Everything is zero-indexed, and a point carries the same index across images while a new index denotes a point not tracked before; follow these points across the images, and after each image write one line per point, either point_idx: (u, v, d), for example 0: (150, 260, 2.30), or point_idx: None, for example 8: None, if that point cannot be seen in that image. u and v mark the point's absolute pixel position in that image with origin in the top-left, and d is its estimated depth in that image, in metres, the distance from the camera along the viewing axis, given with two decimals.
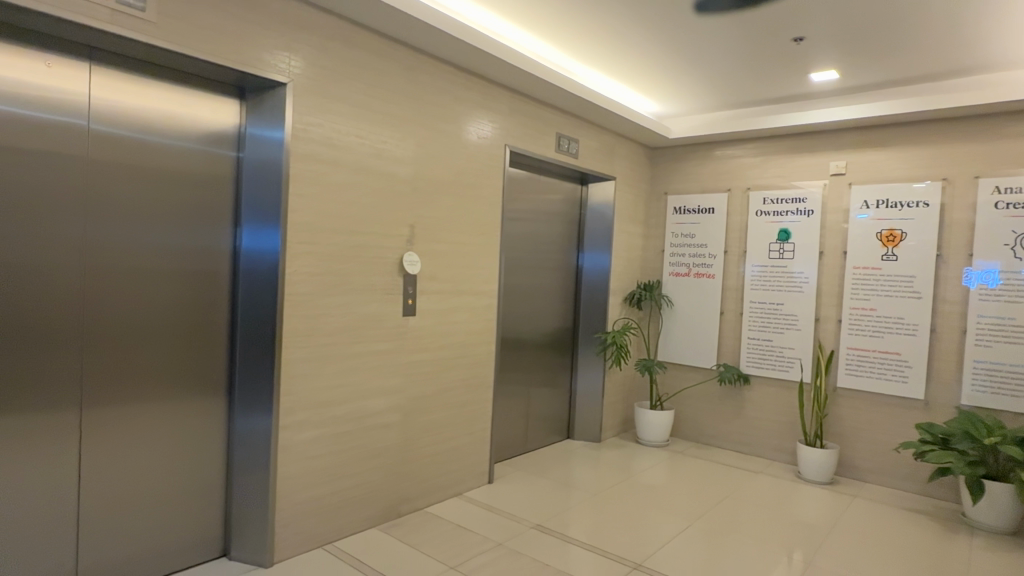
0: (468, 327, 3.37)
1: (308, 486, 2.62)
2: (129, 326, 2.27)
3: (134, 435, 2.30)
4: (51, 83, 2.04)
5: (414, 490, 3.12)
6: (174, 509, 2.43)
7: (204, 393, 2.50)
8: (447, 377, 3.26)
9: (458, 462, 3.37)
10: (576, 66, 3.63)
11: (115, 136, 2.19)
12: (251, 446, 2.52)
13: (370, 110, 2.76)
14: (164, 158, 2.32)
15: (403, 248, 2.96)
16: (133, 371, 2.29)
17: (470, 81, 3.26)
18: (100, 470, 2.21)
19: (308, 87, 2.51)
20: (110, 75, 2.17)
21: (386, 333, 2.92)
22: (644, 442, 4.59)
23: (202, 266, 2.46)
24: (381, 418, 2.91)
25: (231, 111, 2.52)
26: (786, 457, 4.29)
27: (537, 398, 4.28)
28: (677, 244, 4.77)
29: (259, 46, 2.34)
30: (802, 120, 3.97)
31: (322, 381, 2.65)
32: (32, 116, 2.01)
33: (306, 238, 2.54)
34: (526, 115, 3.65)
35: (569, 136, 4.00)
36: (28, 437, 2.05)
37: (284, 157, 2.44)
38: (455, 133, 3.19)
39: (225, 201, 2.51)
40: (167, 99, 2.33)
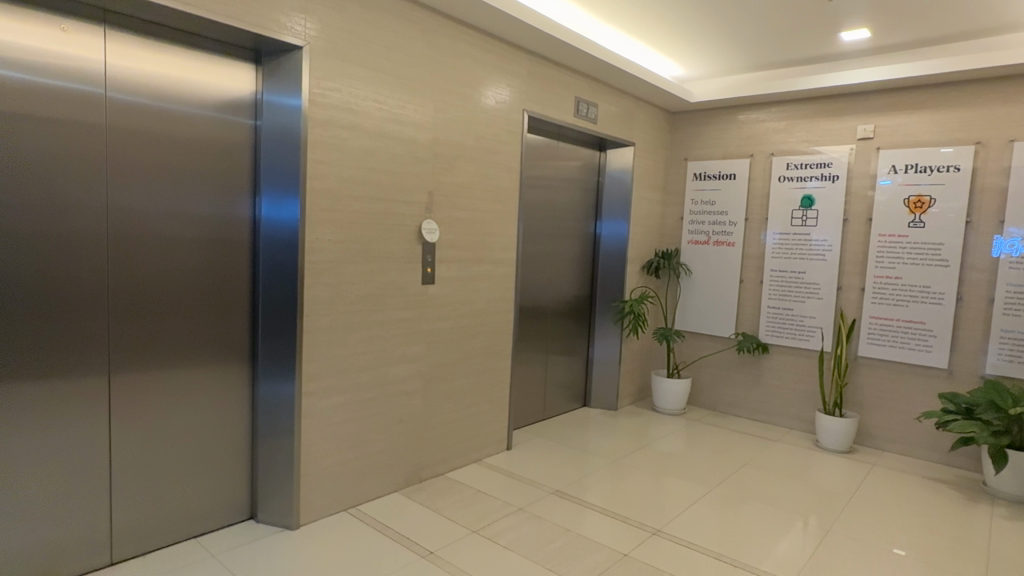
0: (487, 295, 3.36)
1: (331, 452, 2.66)
2: (153, 295, 2.29)
3: (163, 402, 2.34)
4: (67, 49, 2.02)
5: (434, 456, 3.16)
6: (202, 472, 2.49)
7: (229, 361, 2.53)
8: (466, 346, 3.26)
9: (478, 429, 3.40)
10: (596, 26, 3.52)
11: (133, 104, 2.17)
12: (274, 413, 2.56)
13: (387, 74, 2.70)
14: (183, 126, 2.31)
15: (422, 216, 2.94)
16: (159, 339, 2.32)
17: (488, 44, 3.18)
18: (130, 435, 2.26)
19: (324, 50, 2.46)
20: (125, 40, 2.14)
21: (406, 301, 2.92)
22: (661, 410, 4.60)
23: (223, 235, 2.46)
24: (402, 385, 2.93)
25: (248, 77, 2.48)
26: (804, 426, 4.28)
27: (554, 366, 4.29)
28: (697, 211, 4.68)
29: (274, 7, 2.28)
30: (830, 81, 3.83)
31: (344, 349, 2.66)
32: (51, 83, 1.99)
33: (325, 206, 2.52)
34: (544, 79, 3.56)
35: (588, 100, 3.90)
36: (61, 403, 2.10)
37: (302, 124, 2.41)
38: (474, 97, 3.13)
39: (244, 170, 2.50)
40: (182, 64, 2.29)
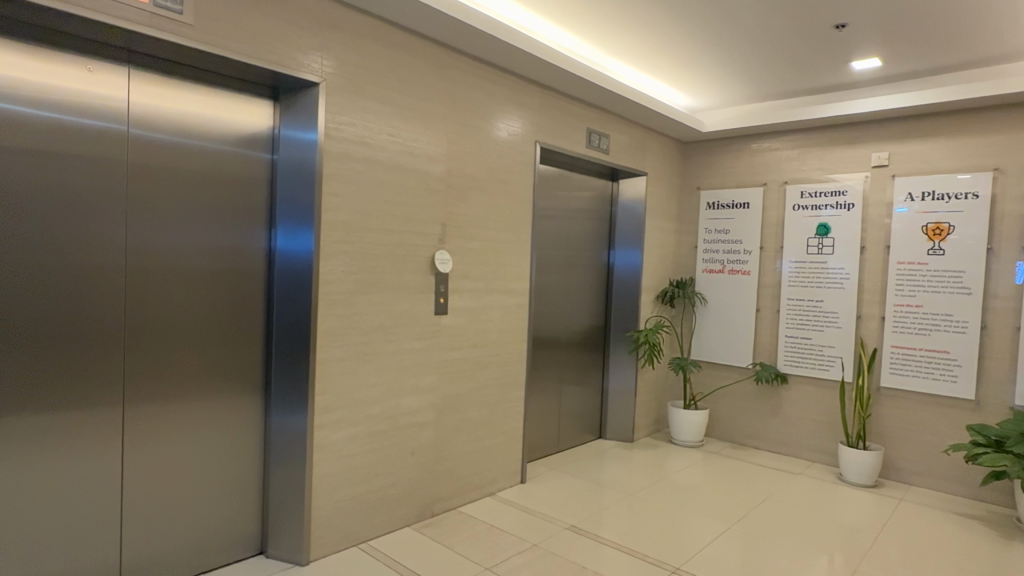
0: (500, 325, 3.34)
1: (343, 485, 2.63)
2: (168, 327, 2.30)
3: (175, 434, 2.34)
4: (91, 88, 2.08)
5: (447, 490, 3.11)
6: (213, 506, 2.47)
7: (242, 392, 2.53)
8: (479, 376, 3.24)
9: (492, 462, 3.35)
10: (605, 59, 3.57)
11: (153, 140, 2.23)
12: (286, 445, 2.54)
13: (401, 108, 2.75)
14: (201, 161, 2.36)
15: (435, 247, 2.95)
16: (173, 371, 2.32)
17: (499, 77, 3.23)
18: (143, 468, 2.26)
19: (340, 86, 2.51)
20: (148, 79, 2.21)
21: (419, 331, 2.91)
22: (678, 442, 4.51)
23: (239, 267, 2.49)
24: (414, 416, 2.90)
25: (265, 113, 2.53)
26: (827, 459, 4.16)
27: (569, 397, 4.23)
28: (711, 240, 4.66)
29: (293, 45, 2.35)
30: (842, 110, 3.83)
31: (357, 380, 2.65)
32: (74, 121, 2.05)
33: (339, 237, 2.55)
34: (556, 111, 3.61)
35: (599, 131, 3.94)
36: (74, 435, 2.10)
37: (317, 157, 2.44)
38: (486, 129, 3.17)
39: (260, 203, 2.54)
40: (202, 102, 2.35)
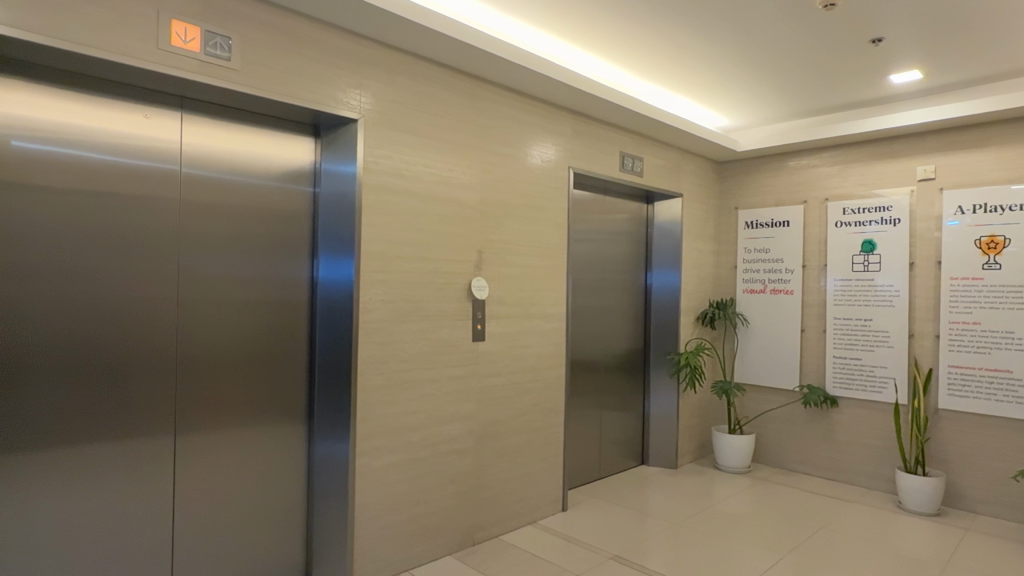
0: (538, 351, 3.34)
1: (384, 512, 2.64)
2: (216, 357, 2.39)
3: (223, 461, 2.40)
4: (148, 133, 2.21)
5: (488, 518, 3.09)
6: (260, 533, 2.51)
7: (286, 419, 2.58)
8: (518, 402, 3.23)
9: (532, 489, 3.32)
10: (637, 83, 3.60)
11: (203, 179, 2.34)
12: (330, 473, 2.58)
13: (436, 139, 2.82)
14: (248, 196, 2.46)
15: (472, 274, 2.99)
16: (222, 399, 2.40)
17: (532, 106, 3.28)
18: (194, 494, 2.33)
19: (378, 121, 2.60)
20: (199, 122, 2.33)
21: (458, 357, 2.93)
22: (723, 468, 4.38)
23: (283, 297, 2.57)
24: (453, 443, 2.91)
25: (307, 149, 2.63)
26: (883, 485, 3.97)
27: (609, 422, 4.17)
28: (751, 260, 4.58)
29: (333, 84, 2.45)
30: (882, 124, 3.75)
31: (397, 407, 2.68)
32: (132, 163, 2.18)
33: (379, 267, 2.61)
34: (589, 136, 3.64)
35: (633, 154, 3.95)
36: (130, 462, 2.18)
37: (357, 189, 2.52)
38: (520, 156, 3.21)
39: (303, 235, 2.63)
40: (248, 141, 2.46)
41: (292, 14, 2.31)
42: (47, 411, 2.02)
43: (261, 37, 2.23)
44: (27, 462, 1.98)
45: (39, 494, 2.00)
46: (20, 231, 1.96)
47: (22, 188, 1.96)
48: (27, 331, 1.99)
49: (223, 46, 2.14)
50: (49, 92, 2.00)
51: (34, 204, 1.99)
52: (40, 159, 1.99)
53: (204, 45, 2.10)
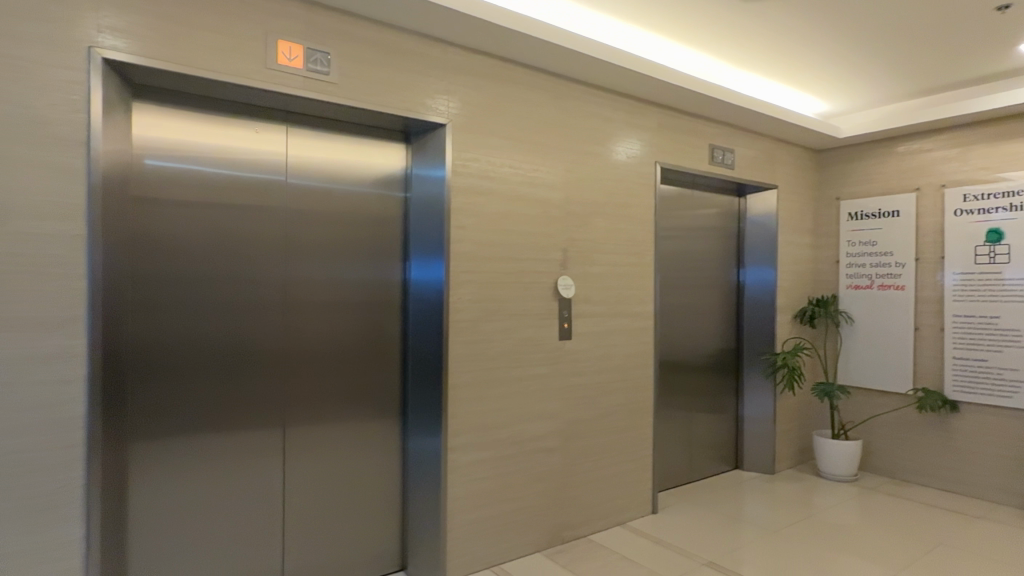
0: (625, 350, 3.29)
1: (475, 507, 2.71)
2: (319, 355, 2.54)
3: (326, 452, 2.55)
4: (257, 146, 2.38)
5: (575, 517, 3.08)
6: (359, 522, 2.64)
7: (382, 415, 2.70)
8: (606, 402, 3.20)
9: (621, 490, 3.28)
10: (727, 72, 3.45)
11: (306, 187, 2.50)
12: (423, 467, 2.67)
13: (521, 140, 2.85)
14: (345, 203, 2.60)
15: (558, 273, 2.99)
16: (324, 394, 2.55)
17: (617, 101, 3.24)
18: (300, 483, 2.49)
19: (465, 125, 2.67)
20: (301, 134, 2.48)
21: (544, 356, 2.95)
22: (826, 475, 4.12)
23: (378, 297, 2.69)
24: (541, 441, 2.93)
25: (398, 155, 2.74)
26: (1015, 501, 3.59)
27: (700, 424, 4.04)
28: (855, 253, 4.28)
29: (422, 91, 2.53)
30: (1011, 100, 3.38)
31: (486, 405, 2.74)
32: (244, 175, 2.36)
33: (467, 267, 2.67)
34: (676, 129, 3.54)
35: (723, 146, 3.80)
36: (246, 452, 2.36)
37: (446, 193, 2.60)
38: (605, 154, 3.18)
39: (395, 238, 2.74)
40: (345, 149, 2.60)
41: (385, 26, 2.42)
42: (176, 406, 2.21)
43: (357, 51, 2.35)
44: (160, 451, 2.18)
45: (170, 480, 2.20)
46: (152, 241, 2.17)
47: (154, 202, 2.17)
48: (158, 333, 2.18)
49: (323, 61, 2.28)
50: (175, 113, 2.20)
51: (163, 216, 2.19)
52: (168, 174, 2.20)
53: (306, 62, 2.24)
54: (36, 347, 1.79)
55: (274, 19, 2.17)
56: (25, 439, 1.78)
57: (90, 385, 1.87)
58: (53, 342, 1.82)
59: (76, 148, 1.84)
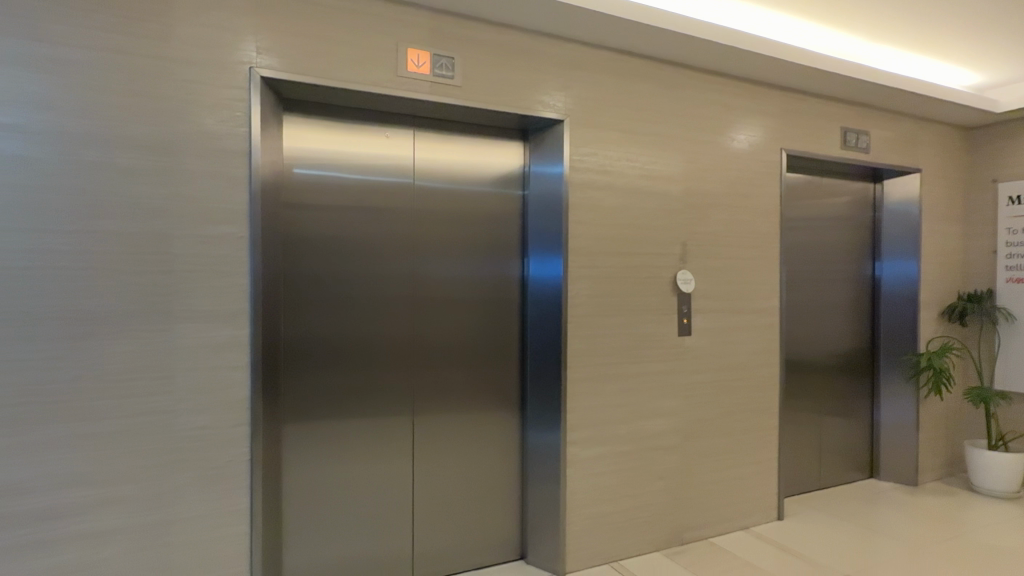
0: (748, 347, 3.15)
1: (594, 502, 2.71)
2: (443, 348, 2.66)
3: (450, 441, 2.67)
4: (387, 151, 2.53)
5: (696, 519, 3.00)
6: (481, 509, 2.74)
7: (503, 407, 2.78)
8: (727, 401, 3.08)
9: (743, 493, 3.14)
10: (865, 47, 3.16)
11: (431, 188, 2.62)
12: (542, 460, 2.71)
13: (638, 133, 2.80)
14: (466, 202, 2.70)
15: (676, 267, 2.92)
16: (449, 385, 2.67)
17: (738, 88, 3.09)
18: (427, 469, 2.62)
19: (582, 120, 2.67)
20: (427, 138, 2.61)
21: (663, 352, 2.89)
22: (980, 490, 3.70)
23: (498, 293, 2.77)
24: (660, 439, 2.88)
25: (516, 154, 2.80)
26: None
27: (830, 429, 3.77)
28: (1017, 242, 3.80)
29: (541, 89, 2.57)
30: None
31: (604, 400, 2.74)
32: (376, 179, 2.52)
33: (585, 263, 2.68)
34: (803, 113, 3.32)
35: (856, 129, 3.51)
36: (379, 437, 2.53)
37: (564, 189, 2.62)
38: (725, 143, 3.05)
39: (514, 235, 2.80)
40: (466, 151, 2.70)
41: (504, 28, 2.48)
42: (321, 393, 2.41)
43: (479, 54, 2.43)
44: (307, 433, 2.38)
45: (317, 461, 2.40)
46: (299, 242, 2.38)
47: (301, 206, 2.38)
48: (305, 326, 2.38)
49: (448, 66, 2.38)
50: (318, 124, 2.39)
51: (309, 219, 2.39)
52: (312, 181, 2.39)
53: (433, 68, 2.35)
54: (212, 336, 2.03)
55: (404, 29, 2.29)
56: (203, 417, 2.02)
57: (253, 372, 2.08)
58: (224, 332, 2.05)
59: (241, 159, 2.06)
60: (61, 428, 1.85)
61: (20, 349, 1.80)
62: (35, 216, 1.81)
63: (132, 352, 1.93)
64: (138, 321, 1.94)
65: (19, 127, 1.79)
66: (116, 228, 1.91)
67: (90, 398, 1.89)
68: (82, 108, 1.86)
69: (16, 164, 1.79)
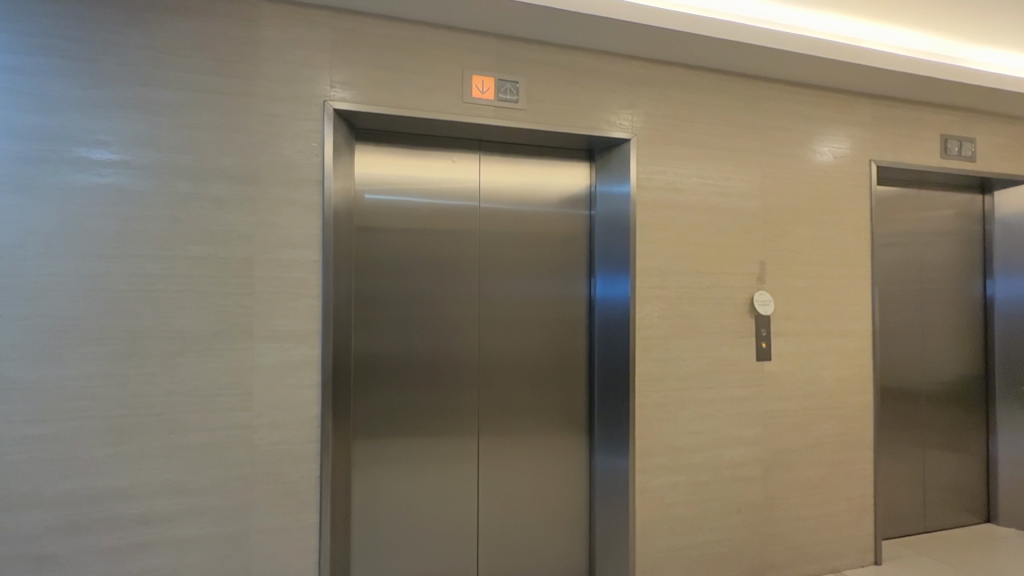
0: (837, 374, 2.92)
1: (666, 534, 2.59)
2: (510, 368, 2.65)
3: (516, 464, 2.64)
4: (455, 175, 2.59)
5: (780, 557, 2.79)
6: (547, 535, 2.68)
7: (569, 431, 2.73)
8: (814, 432, 2.86)
9: (835, 531, 2.89)
10: (968, 48, 2.89)
11: (497, 210, 2.65)
12: (611, 487, 2.62)
13: (711, 149, 2.70)
14: (533, 223, 2.70)
15: (754, 287, 2.77)
16: (515, 407, 2.65)
17: (821, 97, 2.92)
18: (492, 491, 2.60)
19: (650, 138, 2.61)
20: (494, 160, 2.64)
21: (741, 378, 2.74)
22: None
23: (564, 314, 2.74)
24: (739, 470, 2.71)
25: (583, 174, 2.78)
26: None
27: (936, 465, 3.42)
28: None
29: (607, 109, 2.54)
30: None
31: (676, 426, 2.62)
32: (444, 202, 2.57)
33: (654, 283, 2.60)
34: (896, 121, 3.09)
35: (959, 136, 3.22)
36: (445, 458, 2.54)
37: (631, 208, 2.56)
38: (807, 156, 2.88)
39: (580, 256, 2.77)
40: (532, 172, 2.71)
41: (569, 49, 2.48)
42: (389, 411, 2.46)
43: (543, 77, 2.44)
44: (375, 451, 2.44)
45: (385, 478, 2.45)
46: (371, 264, 2.46)
47: (372, 230, 2.47)
48: (375, 345, 2.46)
49: (512, 90, 2.40)
50: (388, 151, 2.48)
51: (380, 242, 2.48)
52: (383, 205, 2.48)
53: (498, 93, 2.38)
54: (287, 355, 2.13)
55: (469, 56, 2.35)
56: (278, 433, 2.11)
57: (323, 390, 2.16)
58: (299, 351, 2.14)
59: (315, 187, 2.16)
60: (154, 440, 2.00)
61: (121, 365, 1.97)
62: (137, 244, 1.98)
63: (218, 370, 2.06)
64: (223, 340, 2.07)
65: (126, 163, 1.98)
66: (205, 254, 2.05)
67: (180, 412, 2.02)
68: (178, 144, 2.03)
69: (122, 196, 1.98)
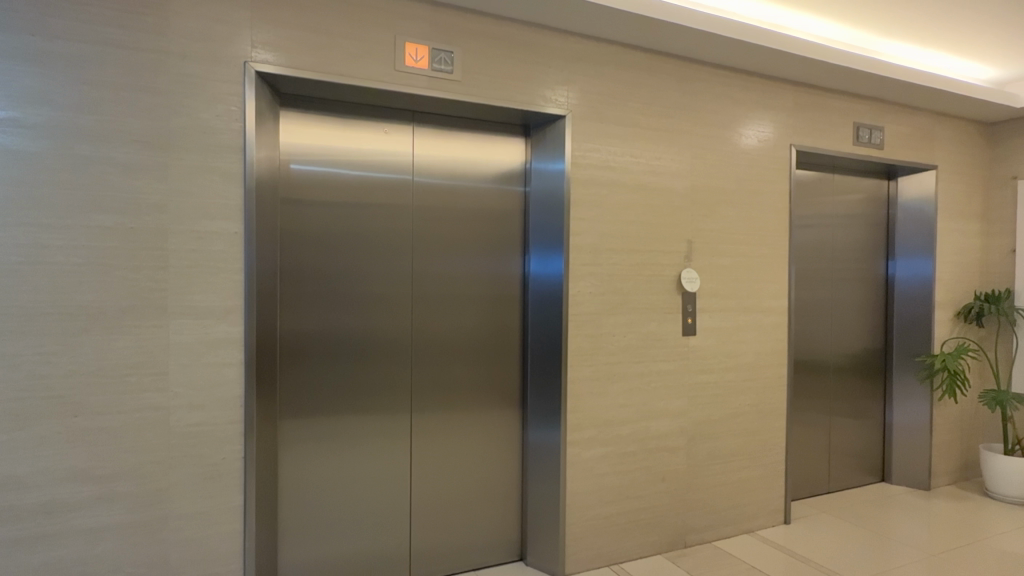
0: (755, 348, 3.08)
1: (595, 503, 2.67)
2: (444, 345, 2.63)
3: (448, 440, 2.64)
4: (388, 145, 2.51)
5: (700, 521, 2.94)
6: (479, 508, 2.71)
7: (503, 405, 2.75)
8: (734, 403, 3.02)
9: (750, 496, 3.08)
10: (880, 41, 3.07)
11: (431, 184, 2.59)
12: (543, 460, 2.67)
13: (644, 127, 2.75)
14: (469, 198, 2.67)
15: (682, 265, 2.86)
16: (448, 383, 2.64)
17: (747, 82, 3.02)
18: (425, 467, 2.60)
19: (585, 114, 2.62)
20: (427, 132, 2.58)
21: (668, 352, 2.84)
22: (994, 496, 3.61)
23: (499, 290, 2.74)
24: (665, 440, 2.83)
25: (519, 150, 2.76)
26: None
27: (840, 431, 3.70)
28: None
29: (542, 84, 2.53)
30: None
31: (606, 400, 2.69)
32: (375, 174, 2.49)
33: (587, 260, 2.64)
34: (814, 108, 3.24)
35: (870, 124, 3.43)
36: (376, 435, 2.50)
37: (565, 185, 2.57)
38: (733, 138, 2.99)
39: (516, 233, 2.76)
40: (467, 146, 2.66)
41: (505, 21, 2.44)
42: (318, 390, 2.39)
43: (479, 48, 2.39)
44: (303, 430, 2.37)
45: (314, 457, 2.39)
46: (298, 238, 2.36)
47: (300, 201, 2.36)
48: (302, 322, 2.36)
49: (447, 60, 2.34)
50: (317, 119, 2.37)
51: (307, 214, 2.37)
52: (311, 177, 2.37)
53: (432, 62, 2.31)
54: (206, 333, 2.02)
55: (402, 23, 2.26)
56: (198, 414, 2.01)
57: (247, 369, 2.07)
58: (219, 328, 2.03)
59: (235, 154, 2.04)
60: (55, 424, 1.85)
61: (13, 345, 1.80)
62: (27, 211, 1.80)
63: (128, 349, 1.93)
64: (133, 317, 1.93)
65: (14, 121, 1.79)
66: (110, 224, 1.90)
67: (85, 394, 1.88)
68: (77, 102, 1.85)
69: (11, 158, 1.79)
